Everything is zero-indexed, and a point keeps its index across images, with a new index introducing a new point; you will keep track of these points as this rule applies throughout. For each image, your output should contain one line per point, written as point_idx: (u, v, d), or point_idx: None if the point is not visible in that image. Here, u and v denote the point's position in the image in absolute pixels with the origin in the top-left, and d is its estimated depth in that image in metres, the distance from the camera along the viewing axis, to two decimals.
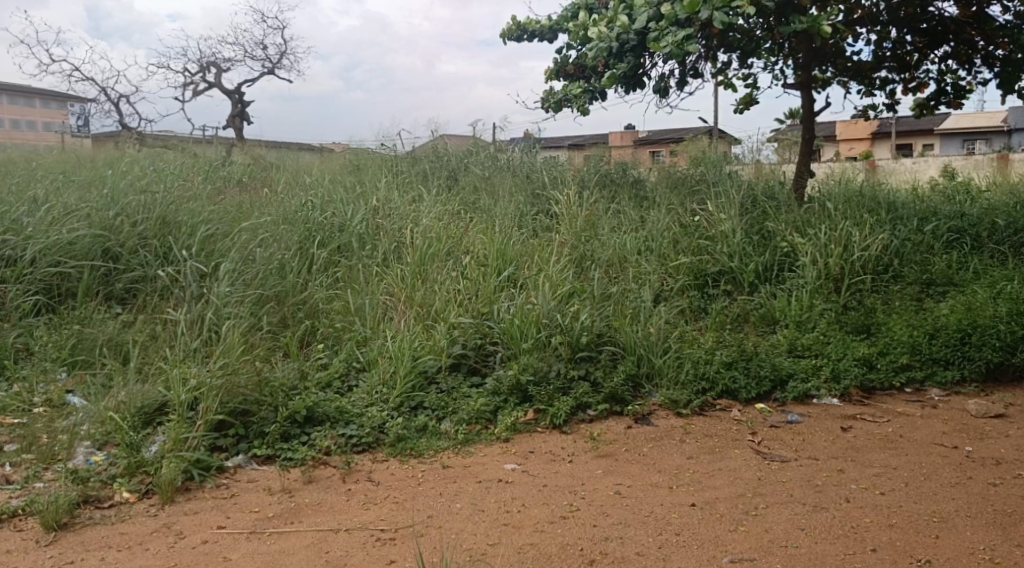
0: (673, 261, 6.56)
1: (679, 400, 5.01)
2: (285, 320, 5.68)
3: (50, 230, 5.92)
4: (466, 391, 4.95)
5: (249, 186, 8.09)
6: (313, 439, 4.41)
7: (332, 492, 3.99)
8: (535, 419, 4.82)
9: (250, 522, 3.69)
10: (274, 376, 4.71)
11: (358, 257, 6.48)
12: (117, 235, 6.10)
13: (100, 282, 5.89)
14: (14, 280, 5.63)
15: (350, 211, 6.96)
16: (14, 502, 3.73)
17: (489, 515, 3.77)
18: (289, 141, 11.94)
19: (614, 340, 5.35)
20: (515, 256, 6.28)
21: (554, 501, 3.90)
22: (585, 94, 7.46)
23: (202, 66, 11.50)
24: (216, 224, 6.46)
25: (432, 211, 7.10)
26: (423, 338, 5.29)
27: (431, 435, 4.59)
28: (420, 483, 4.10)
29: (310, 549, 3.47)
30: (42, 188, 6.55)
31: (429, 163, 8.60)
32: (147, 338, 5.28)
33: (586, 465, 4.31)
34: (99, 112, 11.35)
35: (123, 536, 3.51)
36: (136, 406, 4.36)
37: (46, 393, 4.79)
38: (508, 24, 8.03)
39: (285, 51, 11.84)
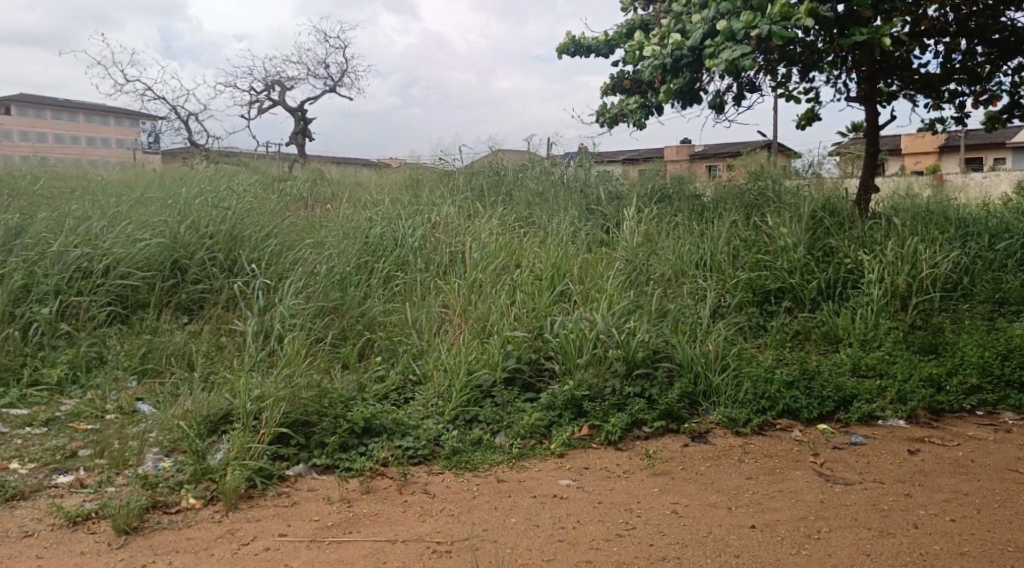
0: (731, 278, 6.46)
1: (737, 419, 4.94)
2: (344, 332, 5.78)
3: (123, 243, 6.13)
4: (520, 406, 4.97)
5: (310, 202, 8.26)
6: (371, 449, 4.47)
7: (388, 503, 4.05)
8: (590, 435, 4.81)
9: (310, 530, 3.76)
10: (332, 387, 4.79)
11: (415, 271, 6.56)
12: (186, 248, 6.33)
13: (169, 293, 6.10)
14: (89, 290, 5.85)
15: (408, 226, 7.05)
16: (88, 505, 3.85)
17: (544, 530, 3.78)
18: (350, 158, 12.18)
19: (671, 356, 5.31)
20: (570, 271, 6.28)
21: (609, 518, 3.88)
22: (640, 109, 7.46)
23: (268, 85, 11.83)
24: (278, 239, 6.64)
25: (488, 226, 7.15)
26: (478, 351, 5.33)
27: (486, 449, 4.62)
28: (475, 496, 4.13)
29: (367, 559, 3.53)
30: (114, 204, 6.80)
31: (485, 177, 8.67)
32: (213, 349, 5.45)
33: (642, 482, 4.29)
34: (170, 130, 11.76)
35: (189, 541, 3.61)
36: (203, 414, 4.48)
37: (117, 400, 4.95)
38: (563, 40, 8.08)
39: (347, 69, 12.12)
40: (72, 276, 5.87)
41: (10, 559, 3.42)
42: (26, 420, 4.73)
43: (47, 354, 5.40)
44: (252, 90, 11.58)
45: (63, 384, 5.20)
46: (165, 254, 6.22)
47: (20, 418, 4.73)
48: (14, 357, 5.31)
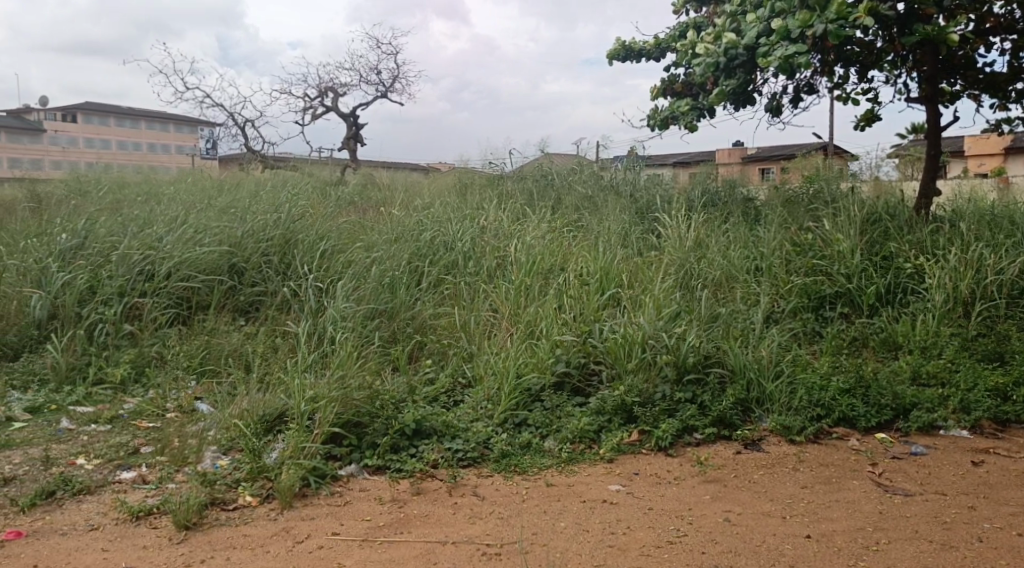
0: (785, 283, 6.38)
1: (791, 427, 4.87)
2: (394, 335, 5.86)
3: (184, 246, 6.30)
4: (570, 410, 4.97)
5: (362, 206, 8.38)
6: (421, 451, 4.52)
7: (439, 504, 4.08)
8: (639, 440, 4.79)
9: (363, 530, 3.82)
10: (383, 389, 4.85)
11: (465, 275, 6.61)
12: (242, 252, 6.50)
13: (226, 296, 6.25)
14: (151, 292, 6.02)
15: (458, 230, 7.11)
16: (149, 501, 3.95)
17: (594, 535, 3.77)
18: (400, 162, 12.31)
19: (722, 361, 5.25)
20: (619, 275, 6.26)
21: (659, 525, 3.86)
22: (692, 112, 7.41)
23: (321, 91, 12.03)
24: (331, 243, 6.76)
25: (537, 230, 7.17)
26: (528, 355, 5.35)
27: (536, 453, 4.63)
28: (524, 500, 4.14)
29: (418, 560, 3.57)
30: (174, 209, 6.99)
31: (534, 181, 8.70)
32: (268, 350, 5.56)
33: (694, 489, 4.26)
34: (227, 136, 12.04)
35: (246, 538, 3.69)
36: (259, 414, 4.58)
37: (177, 399, 5.09)
38: (614, 44, 8.07)
39: (398, 74, 12.27)
40: (135, 278, 6.04)
41: (76, 550, 3.53)
42: (91, 417, 4.89)
43: (111, 354, 5.57)
44: (305, 97, 11.80)
45: (126, 383, 5.36)
46: (223, 257, 6.38)
47: (85, 416, 4.88)
48: (80, 356, 5.49)
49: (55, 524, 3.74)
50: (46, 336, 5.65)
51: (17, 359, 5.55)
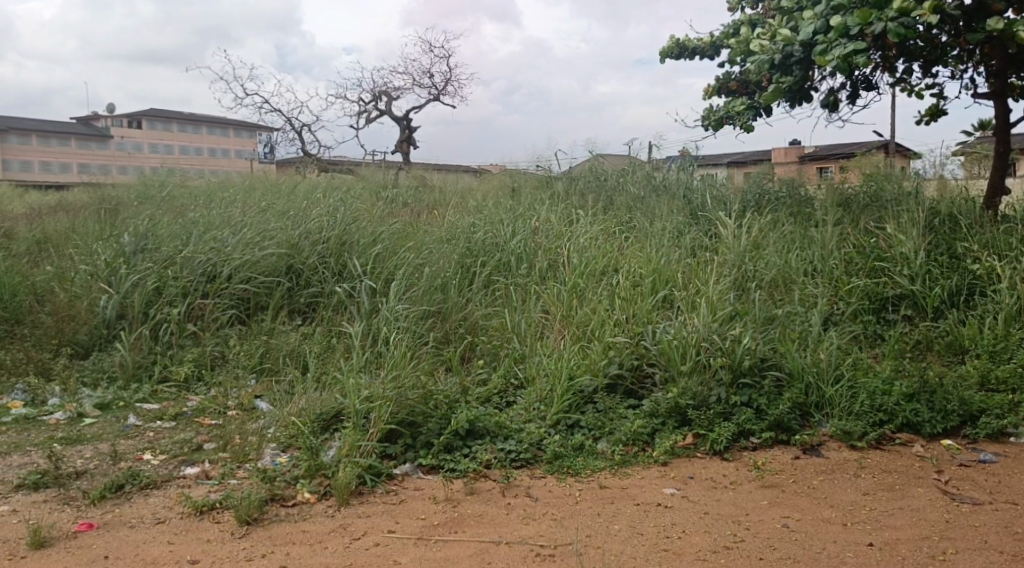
0: (844, 285, 6.26)
1: (852, 432, 4.78)
2: (447, 335, 5.92)
3: (244, 248, 6.46)
4: (623, 412, 4.96)
5: (415, 208, 8.48)
6: (475, 451, 4.55)
7: (493, 505, 4.11)
8: (694, 444, 4.75)
9: (418, 528, 3.86)
10: (437, 389, 4.90)
11: (517, 276, 6.63)
12: (300, 253, 6.63)
13: (284, 297, 6.39)
14: (213, 294, 6.18)
15: (511, 231, 7.14)
16: (212, 495, 4.05)
17: (648, 539, 3.75)
18: (453, 165, 12.41)
19: (780, 364, 5.16)
20: (673, 276, 6.21)
21: (715, 529, 3.83)
22: (748, 111, 7.32)
23: (375, 95, 12.21)
24: (384, 244, 6.86)
25: (589, 231, 7.16)
26: (580, 357, 5.34)
27: (589, 455, 4.63)
28: (578, 501, 4.14)
29: (472, 560, 3.60)
30: (234, 212, 7.17)
31: (586, 182, 8.69)
32: (324, 350, 5.66)
33: (751, 494, 4.20)
34: (284, 140, 12.29)
35: (305, 534, 3.76)
36: (315, 412, 4.66)
37: (238, 397, 5.21)
38: (668, 43, 8.01)
39: (450, 77, 12.39)
40: (197, 280, 6.21)
41: (143, 543, 3.63)
42: (156, 414, 5.04)
43: (175, 353, 5.73)
44: (360, 101, 11.99)
45: (189, 382, 5.51)
46: (281, 259, 6.52)
47: (151, 413, 5.03)
48: (146, 355, 5.66)
49: (124, 516, 3.86)
50: (113, 336, 5.84)
51: (87, 358, 5.75)
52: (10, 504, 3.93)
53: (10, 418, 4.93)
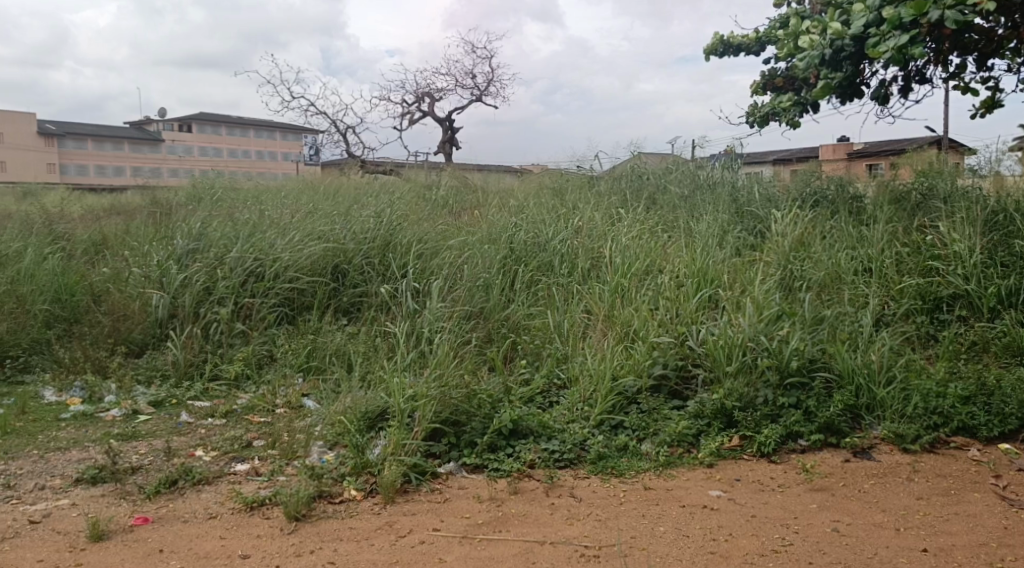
0: (896, 284, 6.16)
1: (905, 435, 4.68)
2: (489, 335, 5.94)
3: (290, 249, 6.57)
4: (667, 413, 4.92)
5: (458, 209, 8.53)
6: (519, 451, 4.55)
7: (537, 505, 4.11)
8: (741, 446, 4.69)
9: (463, 527, 3.88)
10: (481, 389, 4.91)
11: (559, 276, 6.62)
12: (345, 254, 6.71)
13: (330, 297, 6.48)
14: (260, 293, 6.29)
15: (553, 231, 7.13)
16: (262, 492, 4.12)
17: (695, 541, 3.72)
18: (495, 166, 12.45)
19: (829, 365, 5.08)
20: (718, 276, 6.14)
21: (764, 533, 3.78)
22: (794, 107, 7.23)
23: (418, 96, 12.28)
24: (427, 244, 6.90)
25: (632, 230, 7.12)
26: (624, 357, 5.30)
27: (633, 455, 4.60)
28: (622, 502, 4.12)
29: (517, 559, 3.61)
30: (281, 213, 7.28)
31: (629, 181, 8.65)
32: (369, 349, 5.72)
33: (800, 497, 4.14)
34: (329, 142, 12.44)
35: (352, 531, 3.80)
36: (360, 410, 4.69)
37: (286, 396, 5.30)
38: (711, 40, 7.93)
39: (492, 78, 12.42)
40: (246, 280, 6.32)
41: (196, 537, 3.71)
42: (208, 411, 5.14)
43: (225, 351, 5.84)
44: (403, 103, 12.09)
45: (239, 380, 5.61)
46: (327, 260, 6.61)
47: (203, 410, 5.13)
48: (197, 354, 5.78)
49: (177, 511, 3.94)
50: (166, 335, 5.97)
51: (141, 356, 5.88)
52: (70, 498, 4.04)
53: (68, 415, 5.07)
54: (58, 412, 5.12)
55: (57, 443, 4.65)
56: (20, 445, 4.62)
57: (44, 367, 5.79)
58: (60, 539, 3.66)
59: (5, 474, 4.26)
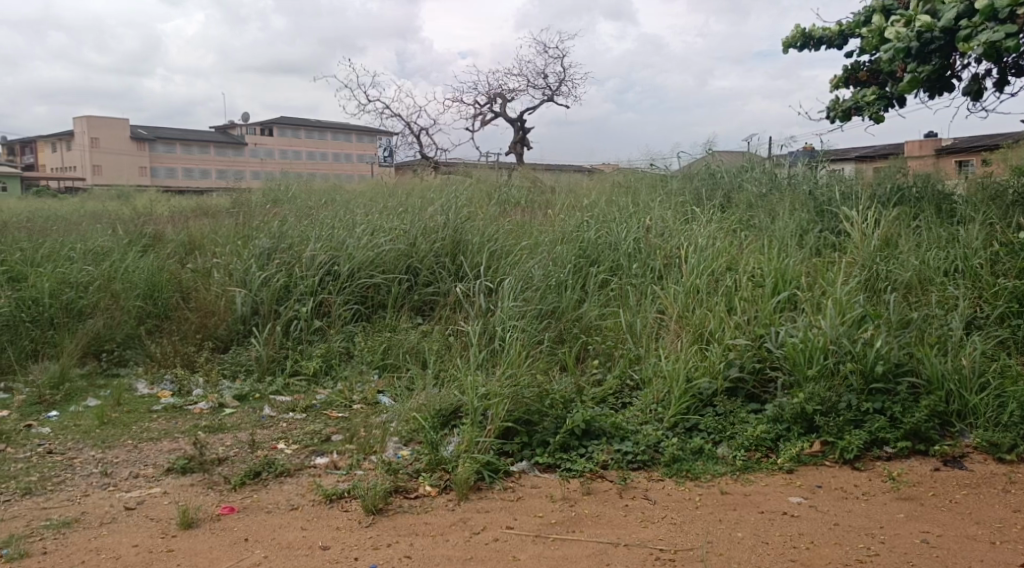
0: (990, 286, 5.90)
1: (1000, 444, 4.50)
2: (561, 335, 5.91)
3: (364, 248, 6.68)
4: (744, 416, 4.81)
5: (530, 208, 8.55)
6: (591, 451, 4.53)
7: (610, 506, 4.07)
8: (822, 452, 4.57)
9: (536, 526, 3.88)
10: (554, 389, 4.90)
11: (632, 276, 6.55)
12: (417, 253, 6.79)
13: (404, 295, 6.56)
14: (336, 291, 6.42)
15: (624, 229, 7.06)
16: (341, 485, 4.19)
17: (775, 548, 3.64)
18: (567, 166, 12.42)
19: (917, 370, 4.90)
20: (798, 276, 5.98)
21: (847, 542, 3.68)
22: (878, 101, 7.01)
23: (490, 97, 12.34)
24: (500, 244, 6.93)
25: (707, 229, 6.99)
26: (699, 359, 5.20)
27: (709, 459, 4.52)
28: (698, 506, 4.05)
29: (591, 560, 3.59)
30: (355, 213, 7.42)
31: (703, 180, 8.51)
32: (443, 347, 5.78)
33: (886, 506, 4.01)
34: (403, 144, 12.61)
35: (427, 526, 3.84)
36: (435, 407, 4.73)
37: (363, 392, 5.41)
38: (791, 33, 7.73)
39: (565, 78, 12.40)
40: (322, 278, 6.45)
41: (279, 527, 3.80)
42: (289, 406, 5.27)
43: (304, 348, 5.98)
44: (475, 104, 12.18)
45: (318, 375, 5.74)
46: (399, 259, 6.70)
47: (285, 405, 5.27)
48: (279, 350, 5.93)
49: (261, 502, 4.05)
50: (249, 331, 6.15)
51: (226, 351, 6.06)
52: (162, 486, 4.19)
53: (159, 407, 5.26)
54: (150, 404, 5.32)
55: (149, 433, 4.83)
56: (115, 435, 4.81)
57: (137, 361, 6.02)
58: (153, 526, 3.79)
59: (102, 462, 4.44)
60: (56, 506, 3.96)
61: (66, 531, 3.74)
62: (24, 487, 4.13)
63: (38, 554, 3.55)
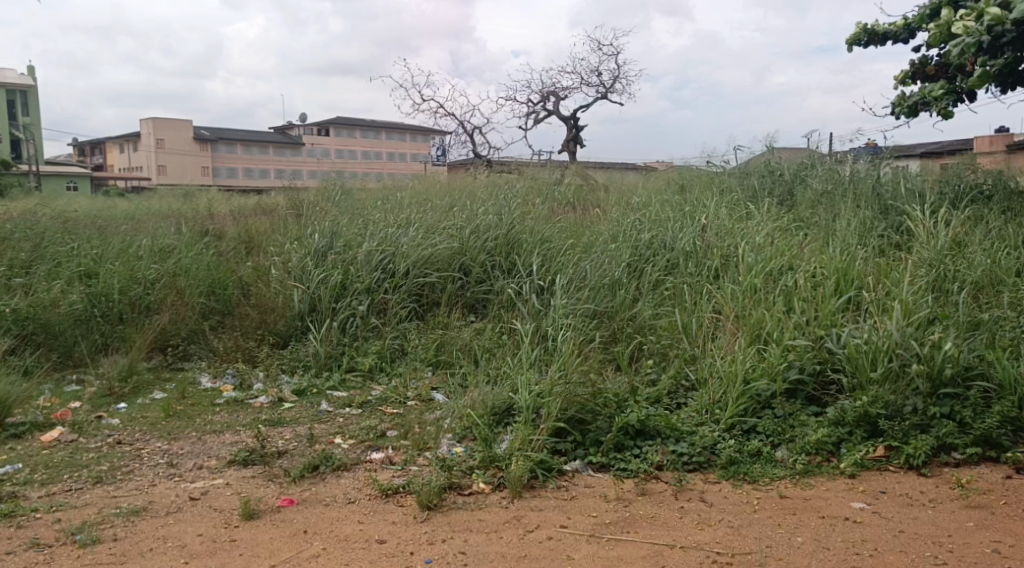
0: None
1: None
2: (615, 334, 5.86)
3: (418, 246, 6.73)
4: (804, 419, 4.70)
5: (583, 207, 8.51)
6: (646, 452, 4.47)
7: (666, 507, 4.02)
8: (886, 457, 4.45)
9: (590, 525, 3.85)
10: (607, 388, 4.86)
11: (687, 274, 6.46)
12: (471, 251, 6.81)
13: (458, 293, 6.59)
14: (392, 289, 6.48)
15: (680, 227, 6.97)
16: (396, 480, 4.22)
17: (837, 554, 3.56)
18: (621, 164, 12.34)
19: (987, 375, 4.73)
20: (860, 276, 5.84)
21: (913, 550, 3.57)
22: (947, 96, 6.80)
23: (544, 96, 12.33)
24: (554, 243, 6.91)
25: (764, 228, 6.87)
26: (756, 359, 5.10)
27: (767, 462, 4.44)
28: (756, 510, 3.98)
29: (647, 561, 3.55)
30: (410, 211, 7.48)
31: (762, 178, 8.36)
32: (496, 345, 5.78)
33: (954, 514, 3.88)
34: (457, 143, 12.68)
35: (482, 523, 3.84)
36: (488, 405, 4.74)
37: (417, 389, 5.45)
38: (855, 29, 7.55)
39: (619, 75, 12.32)
40: (378, 276, 6.52)
41: (337, 521, 3.83)
42: (346, 401, 5.34)
43: (360, 345, 6.04)
44: (529, 102, 12.20)
45: (373, 371, 5.80)
46: (453, 258, 6.73)
47: (342, 401, 5.34)
48: (335, 346, 6.01)
49: (319, 495, 4.10)
50: (306, 327, 6.24)
51: (285, 347, 6.15)
52: (224, 478, 4.27)
53: (222, 400, 5.37)
54: (213, 397, 5.43)
55: (212, 426, 4.93)
56: (180, 427, 4.92)
57: (201, 355, 6.16)
58: (216, 516, 3.87)
59: (168, 453, 4.55)
60: (126, 494, 4.07)
61: (135, 519, 3.84)
62: (95, 476, 4.25)
63: (109, 540, 3.65)
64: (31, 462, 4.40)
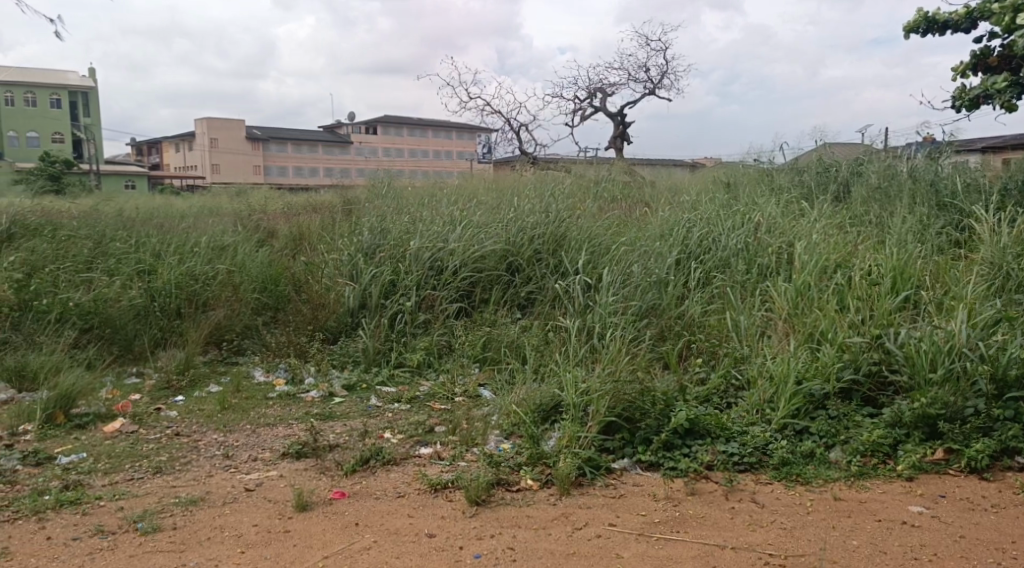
0: None
1: None
2: (663, 332, 5.80)
3: (466, 243, 6.75)
4: (859, 420, 4.60)
5: (631, 204, 8.46)
6: (695, 451, 4.42)
7: (717, 507, 3.98)
8: (945, 460, 4.33)
9: (639, 524, 3.82)
10: (656, 386, 4.81)
11: (738, 272, 6.37)
12: (519, 249, 6.81)
13: (505, 291, 6.60)
14: (440, 286, 6.51)
15: (729, 225, 6.88)
16: (445, 475, 4.24)
17: (894, 559, 3.48)
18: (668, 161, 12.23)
19: None
20: (917, 275, 5.70)
21: (974, 556, 3.48)
22: (1009, 88, 6.61)
23: (591, 92, 12.28)
24: (601, 240, 6.88)
25: (816, 225, 6.75)
26: (809, 359, 5.00)
27: (821, 463, 4.35)
28: (809, 512, 3.91)
29: (698, 561, 3.52)
30: (457, 208, 7.51)
31: (814, 174, 8.22)
32: (543, 342, 5.77)
33: (1017, 520, 3.77)
34: (504, 140, 12.70)
35: (530, 519, 3.84)
36: (536, 402, 4.74)
37: (465, 385, 5.47)
38: (913, 18, 7.36)
39: (667, 71, 12.21)
40: (427, 273, 6.56)
41: (387, 514, 3.87)
42: (395, 396, 5.38)
43: (408, 341, 6.09)
44: (575, 99, 12.16)
45: (422, 367, 5.83)
46: (501, 255, 6.74)
47: (391, 396, 5.38)
48: (384, 341, 6.06)
49: (370, 488, 4.14)
50: (356, 323, 6.30)
51: (335, 342, 6.22)
52: (278, 470, 4.34)
53: (275, 394, 5.45)
54: (266, 391, 5.52)
55: (266, 419, 5.01)
56: (235, 419, 5.01)
57: (254, 350, 6.27)
58: (270, 507, 3.93)
59: (224, 445, 4.64)
60: (184, 484, 4.16)
61: (193, 508, 3.92)
62: (154, 466, 4.35)
63: (169, 529, 3.73)
64: (94, 451, 4.52)
